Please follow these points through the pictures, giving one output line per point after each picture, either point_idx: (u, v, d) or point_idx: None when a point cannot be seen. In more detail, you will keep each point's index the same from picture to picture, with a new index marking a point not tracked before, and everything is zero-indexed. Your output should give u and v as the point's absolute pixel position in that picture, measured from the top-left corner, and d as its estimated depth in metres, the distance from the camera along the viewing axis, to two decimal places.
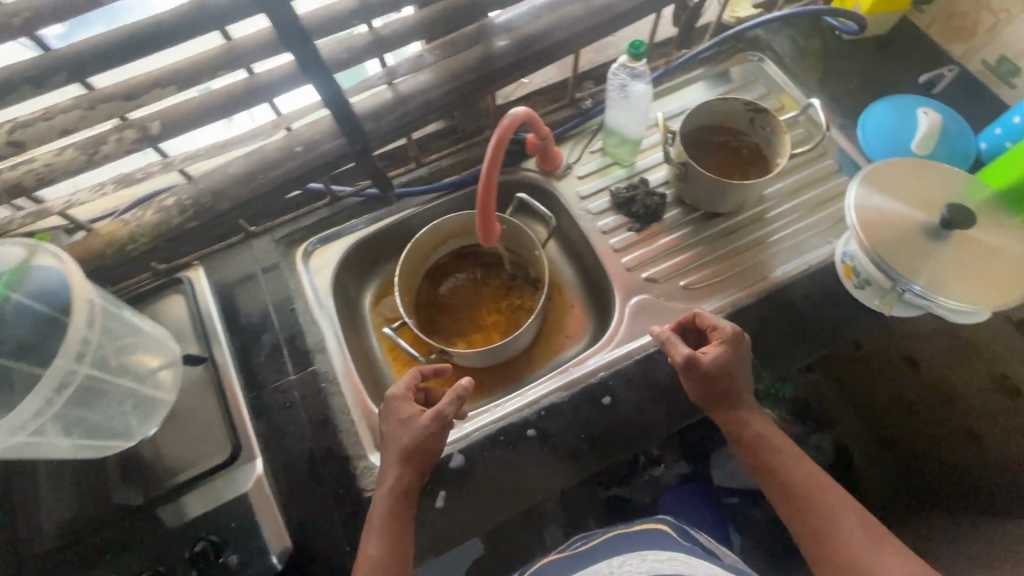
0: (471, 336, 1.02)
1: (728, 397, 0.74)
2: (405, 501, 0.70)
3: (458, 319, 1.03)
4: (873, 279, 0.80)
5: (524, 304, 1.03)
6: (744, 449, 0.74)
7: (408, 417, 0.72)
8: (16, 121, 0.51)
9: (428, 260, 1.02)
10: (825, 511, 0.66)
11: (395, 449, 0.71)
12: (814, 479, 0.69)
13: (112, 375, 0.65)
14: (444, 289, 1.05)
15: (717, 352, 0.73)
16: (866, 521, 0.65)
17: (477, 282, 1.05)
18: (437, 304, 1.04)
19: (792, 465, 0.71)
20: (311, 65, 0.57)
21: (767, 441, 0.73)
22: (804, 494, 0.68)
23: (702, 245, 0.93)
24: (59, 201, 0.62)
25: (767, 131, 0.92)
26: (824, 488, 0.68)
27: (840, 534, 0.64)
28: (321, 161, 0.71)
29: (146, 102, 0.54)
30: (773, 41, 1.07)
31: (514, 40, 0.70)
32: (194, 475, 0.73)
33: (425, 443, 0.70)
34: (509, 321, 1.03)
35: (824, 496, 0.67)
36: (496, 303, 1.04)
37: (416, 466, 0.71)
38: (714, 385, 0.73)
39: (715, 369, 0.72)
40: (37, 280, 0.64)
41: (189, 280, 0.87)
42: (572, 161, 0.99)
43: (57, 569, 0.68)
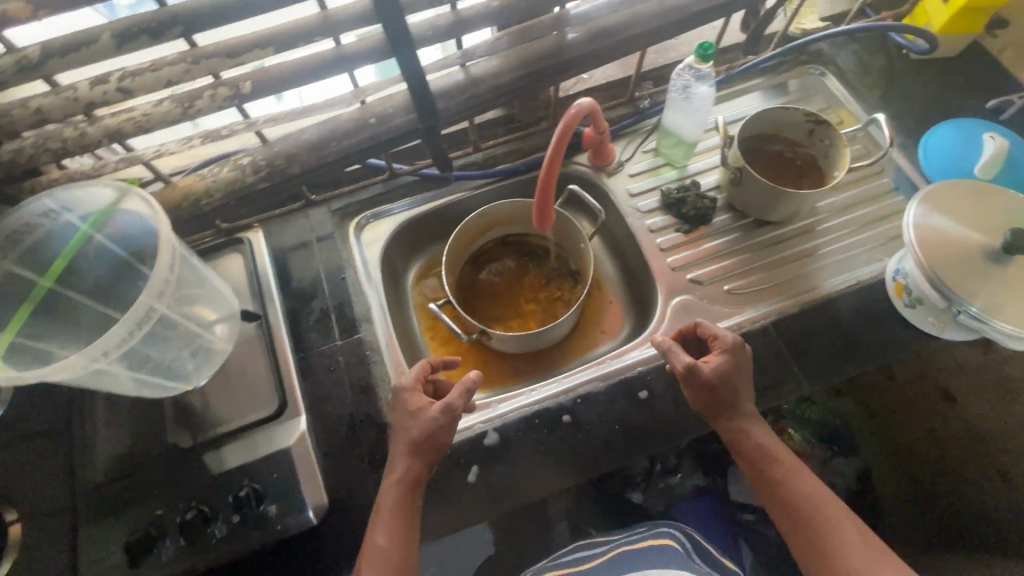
0: (508, 322, 1.04)
1: (727, 407, 0.74)
2: (413, 495, 0.71)
3: (497, 304, 1.05)
4: (925, 297, 0.79)
5: (563, 295, 1.04)
6: (743, 459, 0.74)
7: (417, 410, 0.73)
8: (127, 71, 0.55)
9: (473, 244, 1.04)
10: (824, 524, 0.67)
11: (404, 442, 0.72)
12: (812, 491, 0.70)
13: (180, 321, 0.68)
14: (486, 274, 1.07)
15: (719, 361, 0.74)
16: (863, 534, 0.66)
17: (518, 270, 1.07)
18: (478, 287, 1.06)
19: (791, 476, 0.71)
20: (398, 38, 0.59)
21: (765, 452, 0.73)
22: (803, 506, 0.69)
23: (748, 252, 0.93)
24: (150, 150, 0.66)
25: (826, 144, 0.92)
26: (823, 500, 0.69)
27: (837, 546, 0.65)
28: (390, 135, 0.73)
29: (244, 61, 0.57)
30: (836, 56, 1.07)
31: (588, 32, 0.71)
32: (241, 424, 0.77)
33: (432, 435, 0.71)
34: (547, 310, 1.04)
35: (823, 509, 0.68)
36: (535, 292, 1.05)
37: (426, 460, 0.72)
38: (713, 395, 0.73)
39: (716, 378, 0.73)
40: (119, 224, 0.67)
41: (249, 241, 0.91)
42: (624, 158, 1.01)
43: (109, 499, 0.72)
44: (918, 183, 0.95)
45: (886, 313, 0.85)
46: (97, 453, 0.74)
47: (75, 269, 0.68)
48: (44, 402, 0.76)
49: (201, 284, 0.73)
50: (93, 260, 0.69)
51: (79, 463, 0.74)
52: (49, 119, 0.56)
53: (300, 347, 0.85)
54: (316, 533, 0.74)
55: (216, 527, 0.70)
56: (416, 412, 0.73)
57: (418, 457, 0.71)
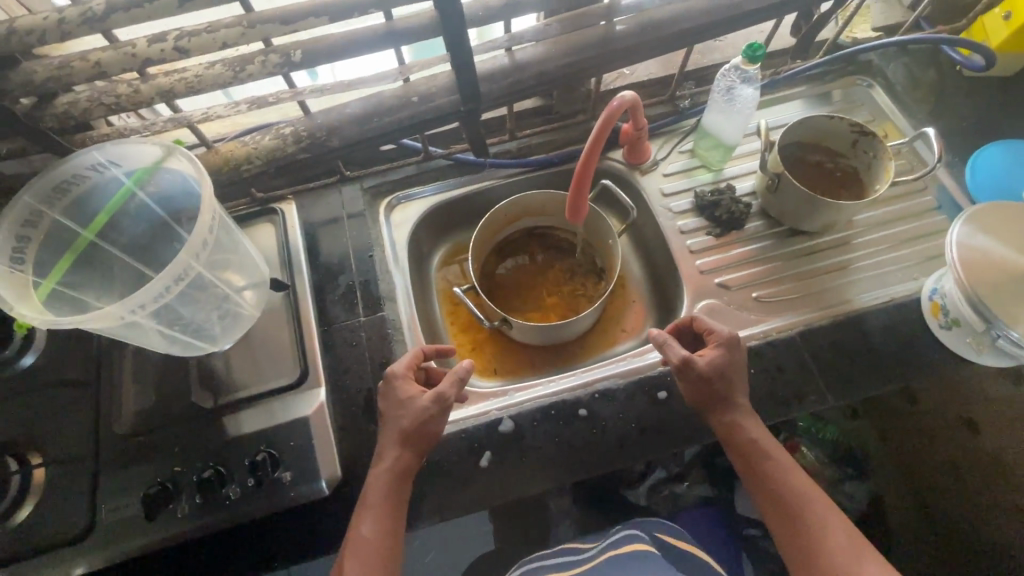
0: (529, 313, 1.04)
1: (721, 402, 0.73)
2: (400, 483, 0.70)
3: (519, 295, 1.05)
4: (963, 320, 0.77)
5: (586, 291, 1.04)
6: (736, 455, 0.72)
7: (407, 399, 0.72)
8: (184, 31, 0.56)
9: (499, 233, 1.04)
10: (813, 522, 0.66)
11: (394, 430, 0.71)
12: (803, 488, 0.68)
13: (212, 282, 0.69)
14: (510, 264, 1.07)
15: (715, 355, 0.73)
16: (851, 533, 0.65)
17: (543, 263, 1.07)
18: (500, 276, 1.06)
19: (783, 472, 0.69)
20: (450, 16, 0.59)
21: (759, 448, 0.71)
22: (793, 503, 0.67)
23: (779, 261, 0.92)
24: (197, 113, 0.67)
25: (869, 156, 0.89)
26: (813, 498, 0.68)
27: (824, 545, 0.64)
28: (432, 115, 0.74)
29: (297, 29, 0.57)
30: (886, 69, 1.04)
31: (638, 24, 0.71)
32: (262, 390, 0.78)
33: (422, 424, 0.71)
34: (568, 305, 1.04)
35: (813, 506, 0.67)
36: (558, 285, 1.05)
37: (416, 449, 0.71)
38: (708, 388, 0.72)
39: (712, 372, 0.72)
40: (160, 183, 0.68)
41: (282, 213, 0.93)
42: (659, 157, 1.00)
43: (130, 451, 0.73)
44: (961, 202, 0.93)
45: (919, 333, 0.83)
46: (123, 405, 0.76)
47: (116, 224, 0.70)
48: (76, 353, 0.78)
49: (235, 247, 0.74)
50: (133, 217, 0.71)
51: (105, 414, 0.76)
52: (105, 73, 0.57)
53: (324, 320, 0.86)
54: (327, 503, 0.74)
55: (231, 488, 0.71)
56: (405, 402, 0.73)
57: (408, 445, 0.71)
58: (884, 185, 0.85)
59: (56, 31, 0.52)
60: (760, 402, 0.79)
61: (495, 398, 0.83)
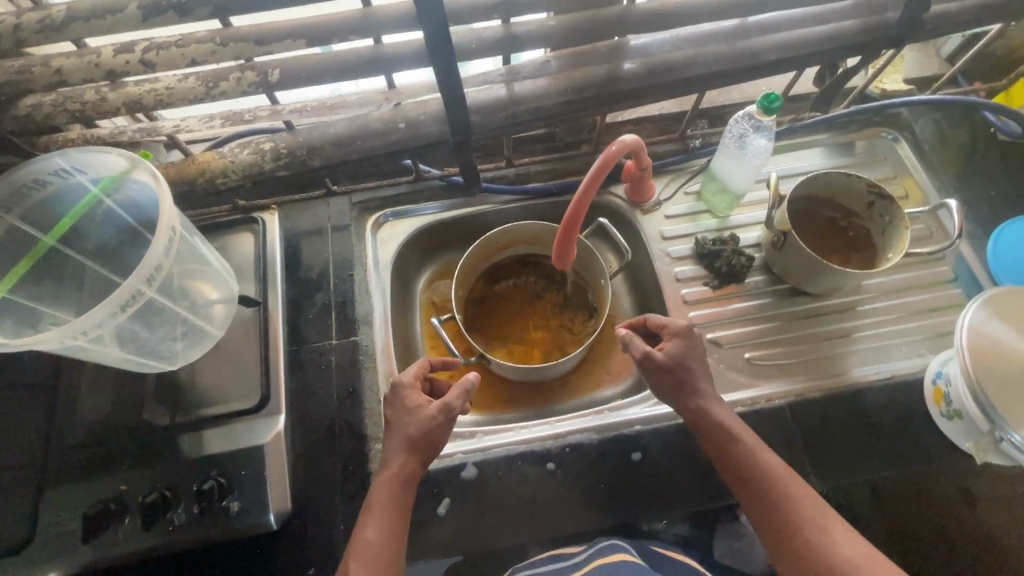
0: (512, 345, 1.00)
1: (681, 391, 0.70)
2: (406, 489, 0.67)
3: (505, 324, 1.01)
4: (967, 414, 0.72)
5: (574, 328, 1.00)
6: (705, 440, 0.69)
7: (414, 408, 0.70)
8: (153, 43, 0.52)
9: (489, 260, 1.00)
10: (783, 499, 0.63)
11: (399, 438, 0.69)
12: (773, 466, 0.66)
13: (169, 304, 0.65)
14: (500, 290, 1.03)
15: (673, 345, 0.71)
16: (817, 501, 0.64)
17: (532, 293, 1.03)
18: (488, 303, 1.02)
19: (755, 453, 0.67)
20: (438, 51, 0.55)
21: (728, 430, 0.68)
22: (764, 481, 0.65)
23: (778, 321, 0.87)
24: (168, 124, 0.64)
25: (885, 220, 0.84)
26: (783, 474, 0.65)
27: (794, 519, 0.62)
28: (420, 142, 0.70)
29: (272, 50, 0.53)
30: (915, 123, 0.98)
31: (646, 66, 0.65)
32: (220, 412, 0.75)
33: (429, 433, 0.69)
34: (554, 341, 1.00)
35: (783, 482, 0.65)
36: (546, 319, 1.01)
37: (421, 457, 0.69)
38: (670, 380, 0.70)
39: (673, 362, 0.70)
40: (128, 192, 0.65)
41: (264, 222, 0.89)
42: (662, 198, 0.95)
43: (79, 464, 0.71)
44: (979, 277, 0.87)
45: (919, 417, 0.78)
46: (77, 414, 0.74)
47: (81, 230, 0.67)
48: (36, 354, 0.76)
49: (198, 266, 0.71)
50: (100, 223, 0.68)
51: (58, 421, 0.73)
52: (66, 81, 0.54)
53: (295, 340, 0.83)
54: (274, 538, 0.71)
55: (175, 514, 0.69)
56: (414, 409, 0.70)
57: (415, 452, 0.68)
58: (897, 255, 0.79)
59: (11, 37, 0.48)
60: None
61: (465, 440, 0.79)
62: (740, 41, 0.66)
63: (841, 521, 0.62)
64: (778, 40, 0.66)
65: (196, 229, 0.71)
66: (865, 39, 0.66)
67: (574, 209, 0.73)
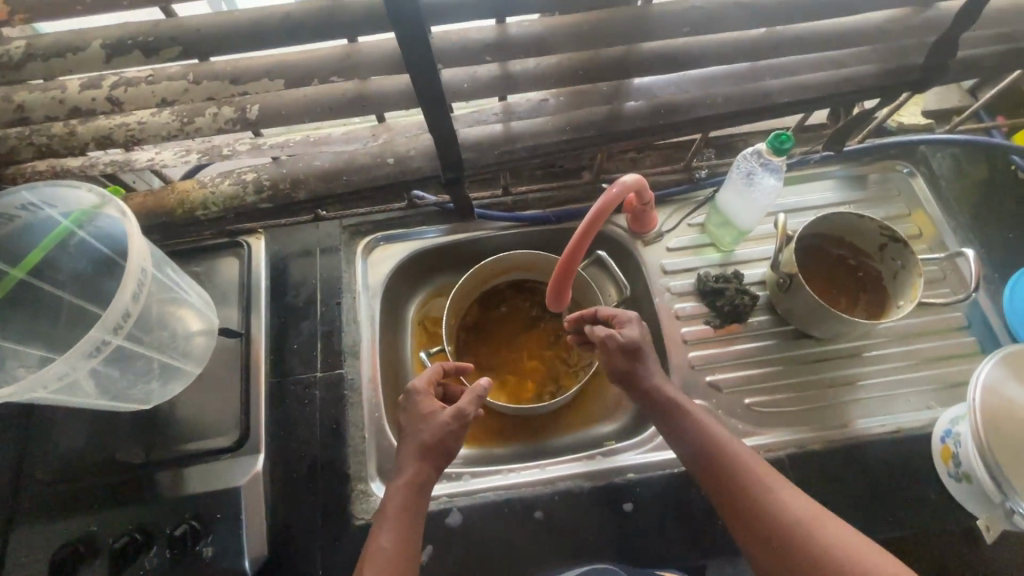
0: (505, 376, 0.95)
1: (635, 373, 0.72)
2: (416, 497, 0.66)
3: (499, 353, 0.97)
4: (975, 478, 0.68)
5: (570, 360, 0.95)
6: (658, 416, 0.71)
7: (429, 414, 0.71)
8: (122, 79, 0.49)
9: (483, 286, 0.96)
10: (732, 464, 0.65)
11: (413, 446, 0.69)
12: (720, 434, 0.68)
13: (139, 349, 0.62)
14: (494, 316, 0.99)
15: (630, 329, 0.73)
16: (763, 463, 0.67)
17: (527, 321, 0.98)
18: (481, 329, 0.98)
19: (705, 424, 0.68)
20: (426, 93, 0.51)
21: (678, 404, 0.70)
22: (714, 449, 0.67)
23: (780, 364, 0.83)
24: (143, 157, 0.60)
25: (898, 264, 0.80)
26: (730, 441, 0.67)
27: (746, 484, 0.64)
28: (409, 178, 0.66)
29: (249, 90, 0.50)
30: (932, 158, 0.94)
31: (650, 106, 0.62)
32: (197, 450, 0.72)
33: (444, 440, 0.69)
34: (549, 373, 0.95)
35: (731, 448, 0.66)
36: (541, 349, 0.96)
37: (436, 465, 0.69)
38: (626, 362, 0.72)
39: (630, 345, 0.72)
40: (98, 226, 0.62)
41: (248, 247, 0.86)
42: (665, 229, 0.91)
43: (50, 502, 0.69)
44: (994, 326, 0.83)
45: (926, 475, 0.74)
46: (51, 449, 0.71)
47: (53, 262, 0.64)
48: None
49: (171, 304, 0.67)
50: (72, 255, 0.65)
51: (30, 456, 0.71)
52: (29, 117, 0.50)
53: (278, 371, 0.80)
54: None
55: (147, 558, 0.66)
56: (429, 415, 0.71)
57: (431, 458, 0.68)
58: (909, 305, 0.75)
59: None
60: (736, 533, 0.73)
61: (452, 483, 0.77)
62: (751, 83, 0.62)
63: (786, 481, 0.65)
64: (791, 83, 0.62)
65: (167, 260, 0.68)
66: (883, 83, 0.61)
67: (568, 254, 0.69)
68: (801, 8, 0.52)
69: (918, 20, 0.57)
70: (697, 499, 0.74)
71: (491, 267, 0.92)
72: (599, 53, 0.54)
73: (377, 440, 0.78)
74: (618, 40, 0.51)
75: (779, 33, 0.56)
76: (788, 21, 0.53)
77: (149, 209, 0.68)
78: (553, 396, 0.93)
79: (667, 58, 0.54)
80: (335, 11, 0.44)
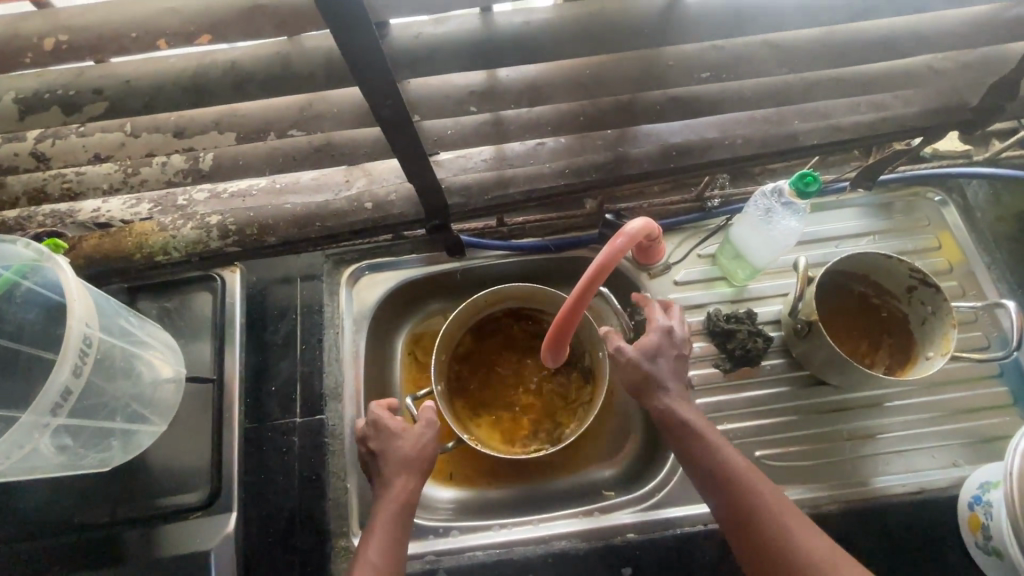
0: (500, 412, 0.85)
1: (648, 387, 0.65)
2: (404, 512, 0.63)
3: (491, 386, 0.86)
4: (1007, 554, 0.62)
5: (569, 397, 0.85)
6: (672, 440, 0.63)
7: (399, 429, 0.67)
8: (50, 130, 0.44)
9: (478, 316, 0.86)
10: (751, 502, 0.58)
11: (394, 462, 0.65)
12: (735, 463, 0.60)
13: (88, 420, 0.57)
14: (488, 346, 0.88)
15: (651, 340, 0.67)
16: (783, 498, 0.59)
17: (525, 351, 0.87)
18: (473, 358, 0.87)
19: (722, 452, 0.61)
20: (402, 145, 0.45)
21: (694, 429, 0.62)
22: (725, 478, 0.59)
23: (794, 413, 0.77)
24: (89, 206, 0.61)
25: (927, 309, 0.72)
26: (749, 473, 0.60)
27: (765, 525, 0.56)
28: (391, 224, 0.61)
29: (199, 142, 0.44)
30: (966, 185, 0.86)
31: (658, 152, 0.56)
32: (165, 508, 0.67)
33: (424, 449, 0.66)
34: (546, 410, 0.85)
35: (744, 475, 0.59)
36: (538, 383, 0.86)
37: (421, 476, 0.65)
38: (639, 375, 0.65)
39: (644, 358, 0.66)
40: (44, 278, 0.56)
41: (223, 280, 0.77)
42: (672, 260, 0.83)
43: (14, 560, 0.65)
44: None
45: (947, 541, 0.69)
46: (16, 500, 0.68)
47: None
48: None
49: (128, 359, 0.62)
50: (20, 305, 0.59)
51: None
52: None
53: (255, 417, 0.74)
54: None
55: None
56: (400, 428, 0.67)
57: (416, 469, 0.65)
58: (940, 360, 0.68)
59: None
60: None
61: (438, 540, 0.72)
62: (778, 127, 0.56)
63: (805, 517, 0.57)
64: (823, 124, 0.57)
65: (120, 307, 0.64)
66: (926, 124, 0.57)
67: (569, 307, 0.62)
68: (833, 51, 0.46)
69: (972, 57, 0.50)
70: (699, 563, 0.69)
71: (483, 300, 0.83)
72: (599, 100, 0.49)
73: (359, 494, 0.73)
74: (622, 87, 0.46)
75: (814, 74, 0.50)
76: (817, 66, 0.47)
77: (103, 252, 0.60)
78: (550, 436, 0.83)
79: (683, 103, 0.49)
80: (290, 63, 0.39)
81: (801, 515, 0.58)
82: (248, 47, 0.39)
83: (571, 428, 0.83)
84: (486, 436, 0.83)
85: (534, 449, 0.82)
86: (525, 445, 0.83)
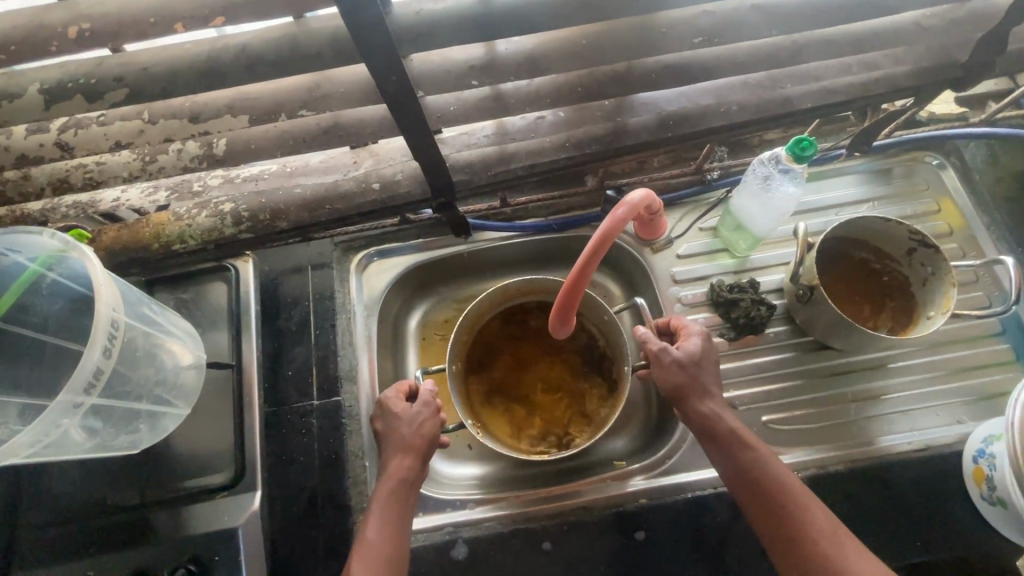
0: (514, 405, 0.82)
1: (692, 393, 0.65)
2: (406, 490, 0.65)
3: (510, 376, 0.84)
4: (1012, 504, 0.64)
5: (588, 405, 0.82)
6: (714, 449, 0.63)
7: (399, 412, 0.69)
8: (72, 122, 0.47)
9: (508, 303, 0.85)
10: (803, 522, 0.58)
11: (393, 441, 0.68)
12: (783, 478, 0.60)
13: (120, 402, 0.59)
14: (517, 339, 0.86)
15: (692, 344, 0.67)
16: (829, 514, 0.59)
17: (551, 344, 0.85)
18: (497, 348, 0.85)
19: (766, 463, 0.61)
20: (405, 122, 0.47)
21: (740, 439, 0.62)
22: (774, 492, 0.59)
23: (800, 379, 0.78)
24: (108, 197, 0.63)
25: (927, 270, 0.73)
26: (800, 492, 0.59)
27: (819, 547, 0.56)
28: (398, 204, 0.62)
29: (214, 127, 0.47)
30: (964, 148, 0.87)
31: (655, 123, 0.58)
32: (193, 489, 0.69)
33: (420, 428, 0.68)
34: (561, 415, 0.82)
35: (790, 489, 0.59)
36: (559, 384, 0.83)
37: (420, 457, 0.67)
38: (682, 378, 0.65)
39: (688, 360, 0.66)
40: (69, 269, 0.59)
41: (236, 269, 0.80)
42: (674, 234, 0.84)
43: (49, 543, 0.68)
44: None
45: (953, 495, 0.70)
46: (47, 487, 0.71)
47: (26, 305, 0.61)
48: None
49: (153, 346, 0.64)
50: (46, 296, 0.62)
51: (28, 493, 0.71)
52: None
53: (272, 401, 0.76)
54: None
55: None
56: (401, 410, 0.69)
57: (415, 450, 0.67)
58: (940, 318, 0.69)
59: None
60: (753, 560, 0.70)
61: (456, 512, 0.74)
62: (771, 91, 0.57)
63: (852, 537, 0.57)
64: (815, 87, 0.58)
65: (145, 297, 0.66)
66: (919, 82, 0.58)
67: (568, 292, 0.65)
68: (820, 14, 0.47)
69: (958, 14, 0.52)
70: (711, 525, 0.71)
71: (516, 288, 0.81)
72: (596, 70, 0.50)
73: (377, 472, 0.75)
74: (617, 56, 0.47)
75: (804, 36, 0.51)
76: (804, 28, 0.48)
77: (121, 243, 0.63)
78: (558, 443, 0.80)
79: (676, 69, 0.51)
80: (297, 43, 0.41)
81: (856, 541, 0.57)
82: (258, 31, 0.41)
83: (580, 440, 0.79)
84: (497, 427, 0.80)
85: (539, 450, 0.79)
86: (530, 443, 0.80)
